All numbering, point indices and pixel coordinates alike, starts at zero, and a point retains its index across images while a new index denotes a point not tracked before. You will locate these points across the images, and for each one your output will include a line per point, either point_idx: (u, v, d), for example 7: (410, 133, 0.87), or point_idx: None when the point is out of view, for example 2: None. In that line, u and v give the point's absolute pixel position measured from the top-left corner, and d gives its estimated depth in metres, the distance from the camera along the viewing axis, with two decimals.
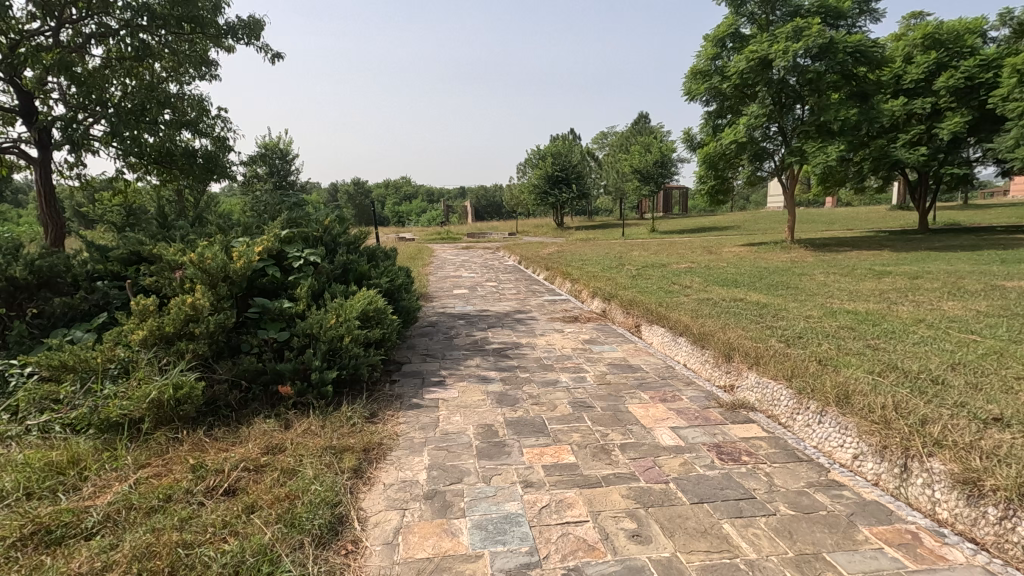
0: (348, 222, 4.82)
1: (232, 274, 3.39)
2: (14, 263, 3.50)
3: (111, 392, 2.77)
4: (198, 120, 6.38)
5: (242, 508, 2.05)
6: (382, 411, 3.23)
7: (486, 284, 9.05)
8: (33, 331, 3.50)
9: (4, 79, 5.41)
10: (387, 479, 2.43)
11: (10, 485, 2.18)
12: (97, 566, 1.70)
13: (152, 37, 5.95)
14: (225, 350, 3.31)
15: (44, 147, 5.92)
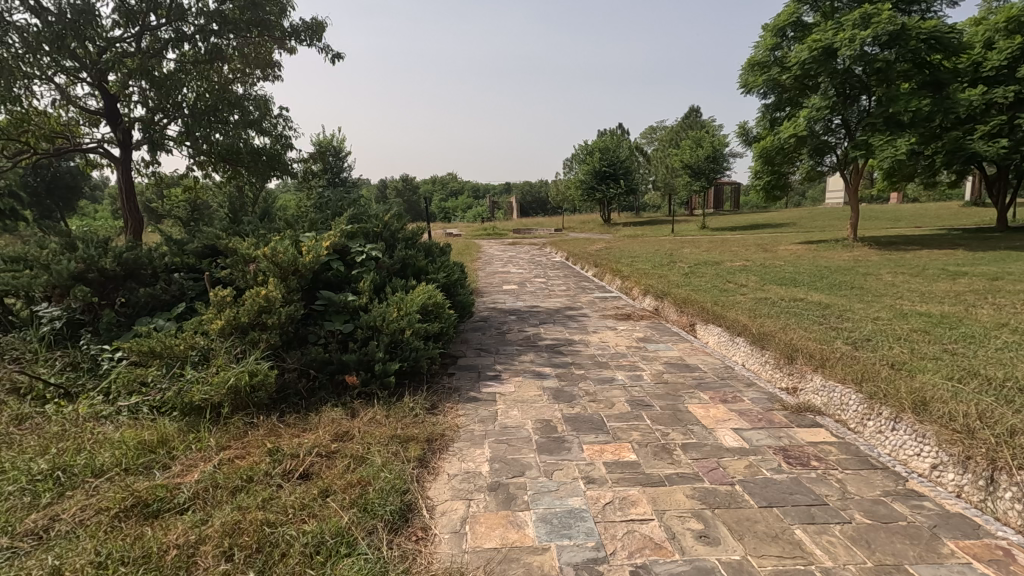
0: (406, 218, 4.93)
1: (301, 267, 3.55)
2: (105, 256, 3.78)
3: (193, 377, 2.96)
4: (263, 119, 6.65)
5: (318, 491, 2.16)
6: (442, 403, 3.31)
7: (535, 280, 9.07)
8: (120, 319, 3.75)
9: (92, 84, 5.80)
10: (451, 470, 2.48)
11: (110, 462, 2.37)
12: (192, 539, 1.83)
13: (222, 41, 6.25)
14: (294, 341, 3.46)
15: (126, 146, 6.32)
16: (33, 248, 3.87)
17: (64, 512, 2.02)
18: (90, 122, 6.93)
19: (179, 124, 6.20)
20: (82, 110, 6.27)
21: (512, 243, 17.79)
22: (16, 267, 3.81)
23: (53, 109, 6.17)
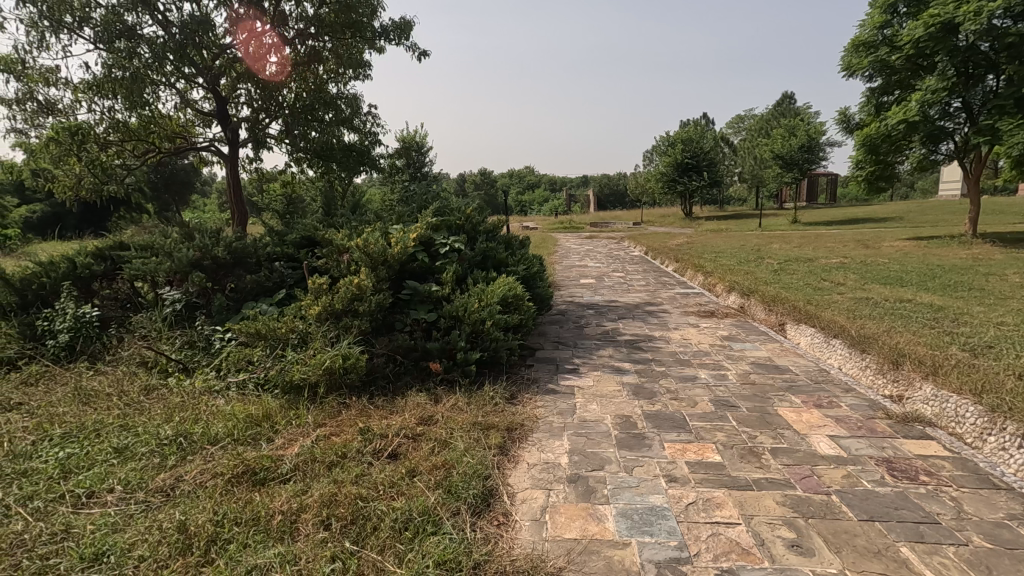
0: (487, 211, 5.01)
1: (390, 258, 3.72)
2: (217, 245, 4.14)
3: (294, 358, 3.19)
4: (353, 117, 6.98)
5: (405, 471, 2.26)
6: (521, 393, 3.36)
7: (614, 274, 8.92)
8: (230, 302, 4.11)
9: (207, 87, 6.35)
10: (531, 459, 2.52)
11: (223, 432, 2.62)
12: (295, 506, 1.99)
13: (319, 44, 6.65)
14: (382, 327, 3.63)
15: (234, 144, 6.88)
16: (159, 237, 4.32)
17: (187, 474, 2.27)
18: (203, 123, 7.59)
19: (280, 122, 6.65)
20: (197, 112, 6.87)
21: (590, 236, 17.60)
22: (145, 254, 4.26)
23: (175, 112, 6.83)
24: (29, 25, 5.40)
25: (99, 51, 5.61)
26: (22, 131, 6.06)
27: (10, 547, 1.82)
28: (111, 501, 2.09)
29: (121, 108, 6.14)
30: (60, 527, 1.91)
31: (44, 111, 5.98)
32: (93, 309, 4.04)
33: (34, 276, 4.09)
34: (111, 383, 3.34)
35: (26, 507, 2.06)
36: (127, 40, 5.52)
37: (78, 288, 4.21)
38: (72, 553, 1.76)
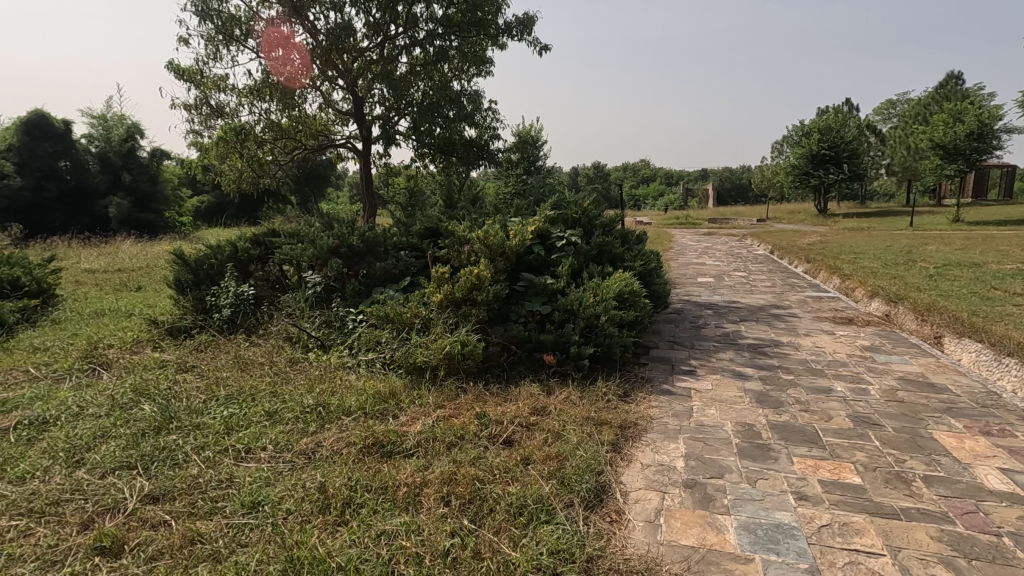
0: (604, 205, 4.92)
1: (508, 249, 3.81)
2: (352, 234, 4.50)
3: (417, 341, 3.39)
4: (475, 113, 7.21)
5: (519, 458, 2.32)
6: (634, 391, 3.29)
7: (735, 274, 8.38)
8: (361, 286, 4.45)
9: (346, 88, 6.87)
10: (645, 460, 2.46)
11: (356, 405, 2.86)
12: (418, 480, 2.12)
13: (446, 43, 6.91)
14: (498, 317, 3.73)
15: (367, 141, 7.41)
16: (303, 226, 4.80)
17: (325, 441, 2.51)
18: (341, 122, 8.25)
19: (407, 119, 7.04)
20: (337, 112, 7.48)
21: (707, 233, 16.73)
22: (293, 241, 4.75)
23: (319, 114, 7.51)
24: (207, 40, 6.21)
25: (260, 59, 6.31)
26: (197, 131, 7.02)
27: (189, 487, 2.14)
28: (264, 458, 2.37)
29: (274, 110, 6.87)
30: (226, 476, 2.20)
31: (215, 114, 6.87)
32: (249, 288, 4.60)
33: (205, 258, 4.75)
34: (263, 355, 3.78)
35: (201, 455, 2.40)
36: (282, 48, 6.15)
37: (239, 270, 4.81)
38: (235, 500, 2.02)
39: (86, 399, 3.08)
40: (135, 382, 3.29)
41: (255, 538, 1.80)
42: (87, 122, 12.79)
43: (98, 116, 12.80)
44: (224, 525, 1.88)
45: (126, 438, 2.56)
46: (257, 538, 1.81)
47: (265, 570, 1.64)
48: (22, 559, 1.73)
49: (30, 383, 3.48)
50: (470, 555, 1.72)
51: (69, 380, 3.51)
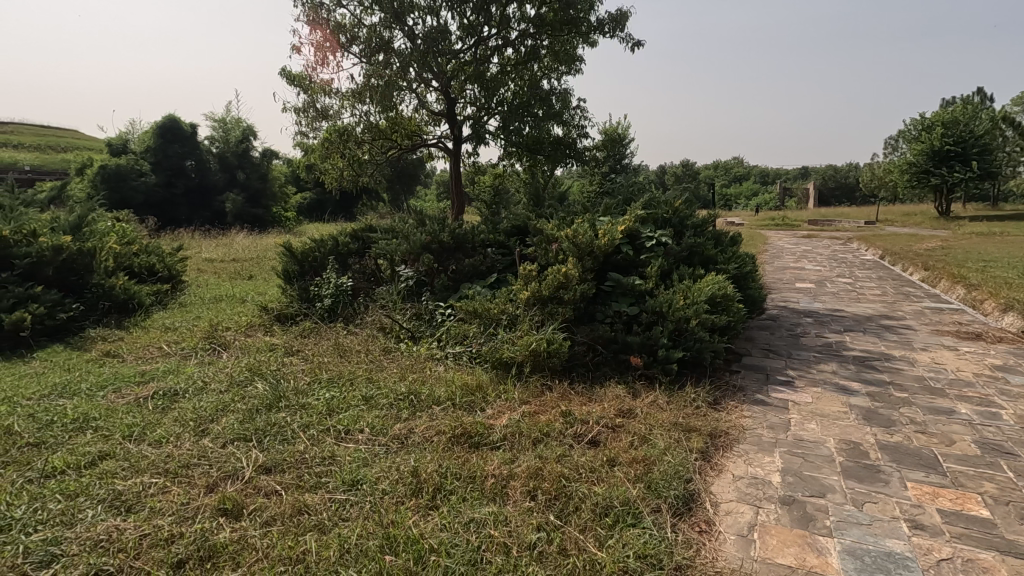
0: (697, 204, 4.74)
1: (596, 249, 3.78)
2: (443, 231, 4.66)
3: (505, 338, 3.46)
4: (563, 111, 7.20)
5: (604, 459, 2.30)
6: (725, 399, 3.16)
7: (839, 280, 7.76)
8: (450, 281, 4.59)
9: (440, 90, 7.08)
10: (737, 471, 2.36)
11: (445, 396, 2.97)
12: (505, 473, 2.17)
13: (538, 42, 6.94)
14: (584, 317, 3.71)
15: (457, 141, 7.62)
16: (398, 222, 5.03)
17: (417, 427, 2.62)
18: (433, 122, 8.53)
19: (497, 119, 7.14)
20: (430, 113, 7.74)
21: (807, 235, 15.60)
22: (388, 236, 5.00)
23: (413, 115, 7.83)
24: (317, 47, 6.67)
25: (363, 64, 6.67)
26: (305, 133, 7.56)
27: (296, 461, 2.33)
28: (362, 439, 2.53)
29: (373, 112, 7.25)
30: (328, 454, 2.37)
31: (320, 116, 7.36)
32: (348, 280, 4.90)
33: (310, 250, 5.12)
34: (359, 343, 4.01)
35: (306, 433, 2.60)
36: (383, 53, 6.47)
37: (339, 262, 5.14)
38: (337, 476, 2.17)
39: (210, 376, 3.44)
40: (250, 362, 3.62)
41: (355, 514, 1.93)
42: (210, 125, 14.14)
43: (219, 119, 14.11)
44: (328, 499, 2.02)
45: (244, 413, 2.83)
46: (357, 513, 1.93)
47: (364, 544, 1.75)
48: (162, 513, 1.96)
49: (164, 358, 3.94)
50: (556, 550, 1.74)
51: (195, 358, 3.93)
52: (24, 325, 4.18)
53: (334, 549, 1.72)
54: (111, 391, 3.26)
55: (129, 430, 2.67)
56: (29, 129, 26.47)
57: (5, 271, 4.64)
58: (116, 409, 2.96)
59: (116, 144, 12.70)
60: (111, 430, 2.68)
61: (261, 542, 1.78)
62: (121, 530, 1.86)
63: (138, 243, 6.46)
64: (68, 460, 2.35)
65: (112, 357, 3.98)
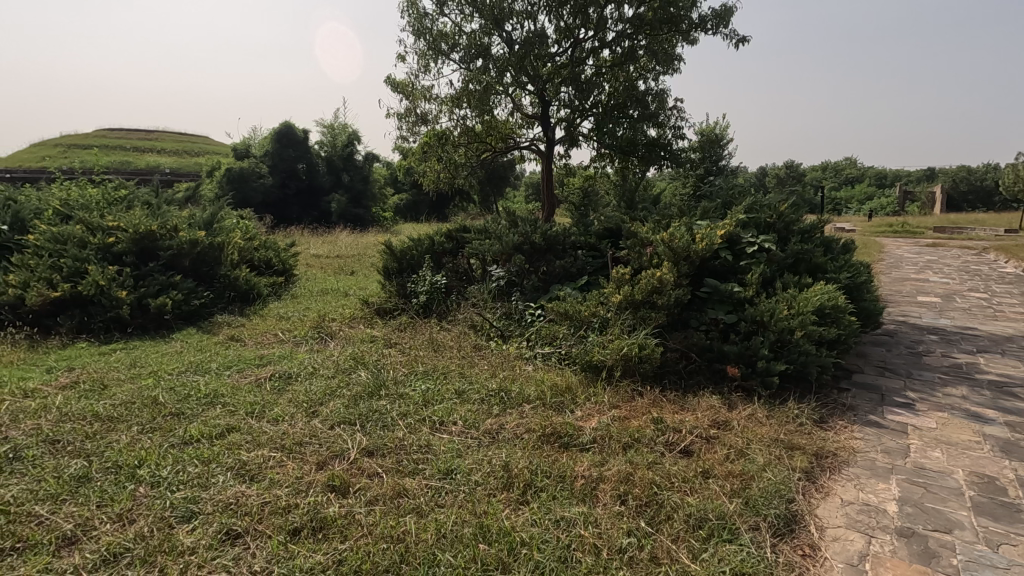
0: (805, 208, 4.43)
1: (693, 253, 3.66)
2: (535, 232, 4.72)
3: (595, 341, 3.44)
4: (659, 112, 7.02)
5: (698, 469, 2.23)
6: (833, 418, 2.95)
7: (972, 295, 6.91)
8: (540, 282, 4.64)
9: (535, 93, 7.16)
10: (846, 497, 2.19)
11: (535, 395, 3.02)
12: (594, 475, 2.17)
13: (635, 43, 6.82)
14: (677, 323, 3.61)
15: (550, 143, 7.68)
16: (491, 223, 5.15)
17: (507, 424, 2.69)
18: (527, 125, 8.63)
19: (590, 121, 7.08)
20: (524, 116, 7.84)
21: (932, 243, 14.04)
22: (482, 236, 5.14)
23: (508, 118, 7.98)
24: (420, 55, 7.00)
25: (462, 70, 6.91)
26: (405, 137, 7.95)
27: (396, 447, 2.47)
28: (455, 431, 2.64)
29: (470, 116, 7.49)
30: (425, 442, 2.50)
31: (420, 121, 7.72)
32: (442, 278, 5.09)
33: (408, 249, 5.38)
34: (452, 339, 4.17)
35: (405, 421, 2.75)
36: (482, 59, 6.65)
37: (435, 261, 5.36)
38: (433, 464, 2.28)
39: (319, 362, 3.73)
40: (354, 352, 3.88)
41: (451, 501, 2.02)
42: (320, 130, 15.25)
43: (328, 125, 15.15)
44: (425, 486, 2.13)
45: (348, 398, 3.05)
46: (452, 501, 2.02)
47: (460, 531, 1.82)
48: (280, 484, 2.16)
49: (279, 344, 4.32)
50: (648, 558, 1.73)
51: (305, 345, 4.27)
52: (166, 309, 4.74)
53: (432, 533, 1.81)
54: (236, 372, 3.63)
55: (251, 407, 2.97)
56: (170, 136, 29.88)
57: (152, 261, 5.28)
58: (240, 388, 3.29)
59: (241, 149, 14.11)
60: (237, 406, 2.99)
61: (366, 520, 1.91)
62: (246, 495, 2.07)
63: (258, 238, 7.12)
64: (202, 430, 2.66)
65: (236, 341, 4.43)
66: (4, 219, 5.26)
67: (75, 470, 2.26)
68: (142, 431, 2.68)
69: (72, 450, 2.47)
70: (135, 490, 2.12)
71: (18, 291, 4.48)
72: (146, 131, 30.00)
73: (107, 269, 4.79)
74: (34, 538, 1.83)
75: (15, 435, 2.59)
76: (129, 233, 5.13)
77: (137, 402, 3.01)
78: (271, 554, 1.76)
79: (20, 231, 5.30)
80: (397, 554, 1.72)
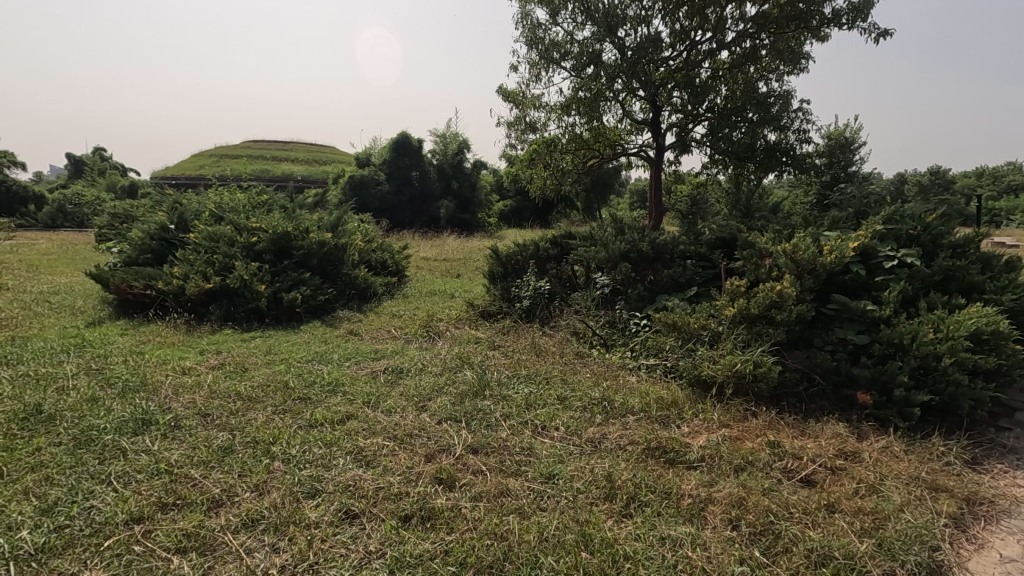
0: (959, 219, 3.91)
1: (819, 267, 3.38)
2: (643, 240, 4.60)
3: (706, 355, 3.28)
4: (782, 115, 6.55)
5: (821, 501, 2.05)
6: (989, 461, 2.57)
7: None
8: (647, 292, 4.51)
9: (647, 98, 6.99)
10: (1007, 552, 1.89)
11: (639, 406, 2.94)
12: (703, 495, 2.07)
13: (758, 43, 6.44)
14: (799, 341, 3.34)
15: (660, 150, 7.47)
16: (598, 230, 5.11)
17: (610, 434, 2.65)
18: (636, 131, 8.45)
19: (704, 125, 6.78)
20: (634, 121, 7.69)
21: None
22: (587, 243, 5.11)
23: (617, 125, 7.88)
24: (532, 64, 7.13)
25: (572, 77, 6.94)
26: (514, 144, 8.13)
27: (499, 447, 2.53)
28: (557, 436, 2.65)
29: (578, 123, 7.49)
30: (528, 445, 2.53)
31: (529, 129, 7.85)
32: (546, 284, 5.13)
33: (514, 254, 5.49)
34: (554, 345, 4.19)
35: (507, 422, 2.81)
36: (592, 66, 6.62)
37: (539, 266, 5.41)
38: (535, 468, 2.30)
39: (428, 359, 3.91)
40: (460, 352, 4.02)
41: (552, 506, 2.03)
42: (433, 139, 16.00)
43: (441, 134, 15.84)
44: (527, 487, 2.16)
45: (455, 396, 3.17)
46: (554, 506, 2.03)
47: (562, 536, 1.82)
48: (393, 471, 2.30)
49: (392, 341, 4.60)
50: None
51: (415, 342, 4.51)
52: (297, 303, 5.23)
53: (534, 535, 1.83)
54: (354, 364, 3.91)
55: (367, 397, 3.18)
56: (303, 146, 32.94)
57: (286, 259, 5.87)
58: (358, 379, 3.55)
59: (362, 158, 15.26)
60: (355, 395, 3.22)
61: (472, 514, 1.97)
62: (362, 479, 2.22)
63: (375, 241, 7.62)
64: (326, 415, 2.89)
65: (354, 335, 4.78)
66: (172, 219, 6.09)
67: (222, 441, 2.55)
68: (276, 412, 2.98)
69: (220, 423, 2.81)
70: (270, 464, 2.36)
71: (180, 282, 5.17)
72: (283, 141, 33.26)
73: (250, 265, 5.40)
74: (189, 498, 2.10)
75: (176, 406, 2.99)
76: (269, 233, 5.75)
77: (272, 385, 3.35)
78: (384, 536, 1.87)
79: (183, 230, 6.11)
80: (501, 552, 1.76)
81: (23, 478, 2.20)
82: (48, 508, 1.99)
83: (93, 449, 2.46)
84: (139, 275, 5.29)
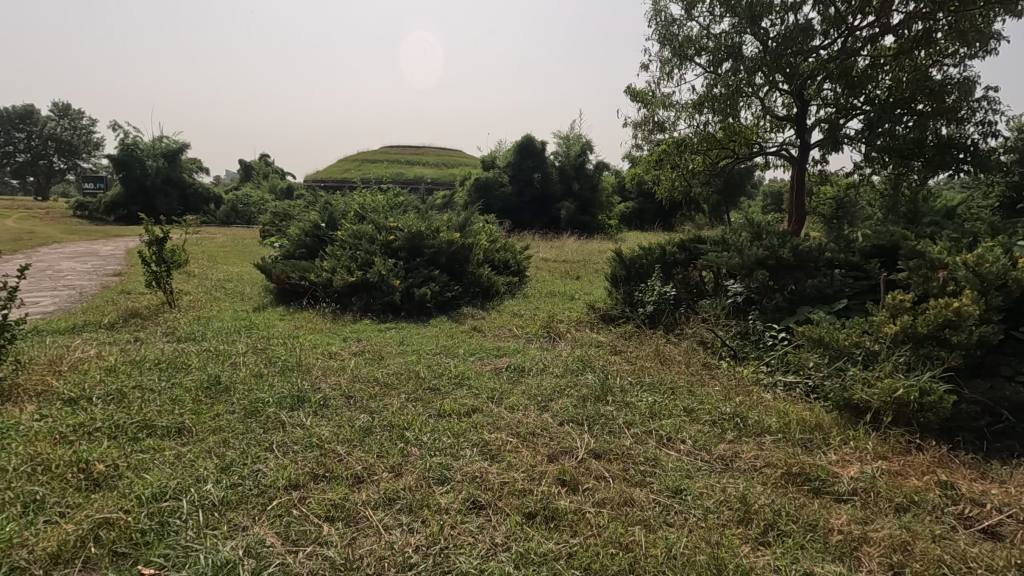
0: None
1: (1012, 283, 2.87)
2: (784, 246, 4.23)
3: (859, 376, 2.94)
4: (961, 105, 5.67)
5: (1012, 559, 1.74)
6: None
7: None
8: (786, 302, 4.14)
9: (791, 92, 6.43)
10: None
11: (778, 426, 2.71)
12: (855, 533, 1.86)
13: (932, 23, 5.64)
14: (980, 369, 2.86)
15: (805, 148, 6.84)
16: (732, 234, 4.79)
17: (743, 453, 2.48)
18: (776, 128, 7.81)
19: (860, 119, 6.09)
20: (775, 118, 7.12)
21: None
22: (719, 248, 4.82)
23: (755, 122, 7.35)
24: (663, 62, 6.91)
25: (707, 73, 6.61)
26: (640, 145, 7.92)
27: (622, 455, 2.47)
28: (684, 450, 2.53)
29: (711, 120, 7.11)
30: (652, 455, 2.44)
31: (658, 129, 7.60)
32: (672, 290, 4.93)
33: (638, 258, 5.34)
34: (680, 353, 4.01)
35: (631, 430, 2.74)
36: (731, 60, 6.25)
37: (665, 271, 5.21)
38: (661, 480, 2.22)
39: (548, 360, 3.94)
40: (580, 354, 4.01)
41: (679, 522, 1.94)
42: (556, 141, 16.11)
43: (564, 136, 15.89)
44: (653, 499, 2.09)
45: (576, 399, 3.16)
46: (681, 522, 1.94)
47: (692, 556, 1.74)
48: (517, 468, 2.34)
49: (513, 339, 4.70)
50: None
51: (535, 342, 4.57)
52: (427, 298, 5.55)
53: (662, 550, 1.77)
54: (478, 359, 4.06)
55: (491, 392, 3.29)
56: (433, 151, 34.90)
57: (418, 256, 6.24)
58: (482, 374, 3.67)
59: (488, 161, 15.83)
60: (480, 390, 3.34)
61: (596, 520, 1.95)
62: (487, 473, 2.29)
63: (499, 241, 7.85)
64: (453, 406, 3.04)
65: (477, 332, 4.96)
66: (323, 218, 6.77)
67: (363, 422, 2.78)
68: (409, 399, 3.19)
69: (360, 406, 3.06)
70: (405, 449, 2.52)
71: (328, 275, 5.73)
72: (416, 146, 35.55)
73: (387, 262, 5.82)
74: (336, 471, 2.32)
75: (325, 386, 3.32)
76: (404, 232, 6.16)
77: (405, 374, 3.59)
78: (509, 530, 1.92)
79: (332, 228, 6.76)
80: (627, 562, 1.72)
81: (207, 439, 2.57)
82: (226, 466, 2.31)
83: (260, 419, 2.82)
84: (295, 267, 5.95)
